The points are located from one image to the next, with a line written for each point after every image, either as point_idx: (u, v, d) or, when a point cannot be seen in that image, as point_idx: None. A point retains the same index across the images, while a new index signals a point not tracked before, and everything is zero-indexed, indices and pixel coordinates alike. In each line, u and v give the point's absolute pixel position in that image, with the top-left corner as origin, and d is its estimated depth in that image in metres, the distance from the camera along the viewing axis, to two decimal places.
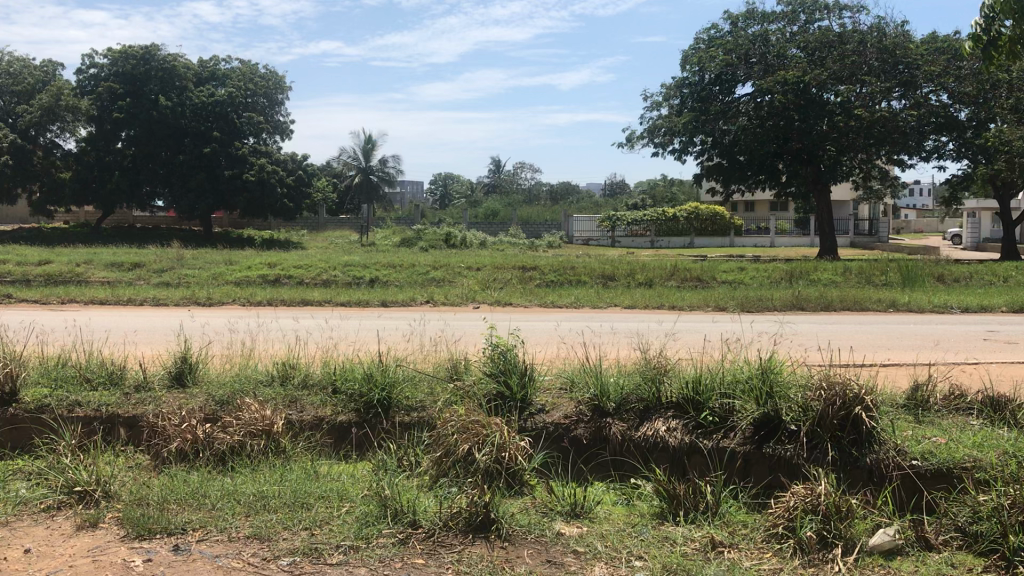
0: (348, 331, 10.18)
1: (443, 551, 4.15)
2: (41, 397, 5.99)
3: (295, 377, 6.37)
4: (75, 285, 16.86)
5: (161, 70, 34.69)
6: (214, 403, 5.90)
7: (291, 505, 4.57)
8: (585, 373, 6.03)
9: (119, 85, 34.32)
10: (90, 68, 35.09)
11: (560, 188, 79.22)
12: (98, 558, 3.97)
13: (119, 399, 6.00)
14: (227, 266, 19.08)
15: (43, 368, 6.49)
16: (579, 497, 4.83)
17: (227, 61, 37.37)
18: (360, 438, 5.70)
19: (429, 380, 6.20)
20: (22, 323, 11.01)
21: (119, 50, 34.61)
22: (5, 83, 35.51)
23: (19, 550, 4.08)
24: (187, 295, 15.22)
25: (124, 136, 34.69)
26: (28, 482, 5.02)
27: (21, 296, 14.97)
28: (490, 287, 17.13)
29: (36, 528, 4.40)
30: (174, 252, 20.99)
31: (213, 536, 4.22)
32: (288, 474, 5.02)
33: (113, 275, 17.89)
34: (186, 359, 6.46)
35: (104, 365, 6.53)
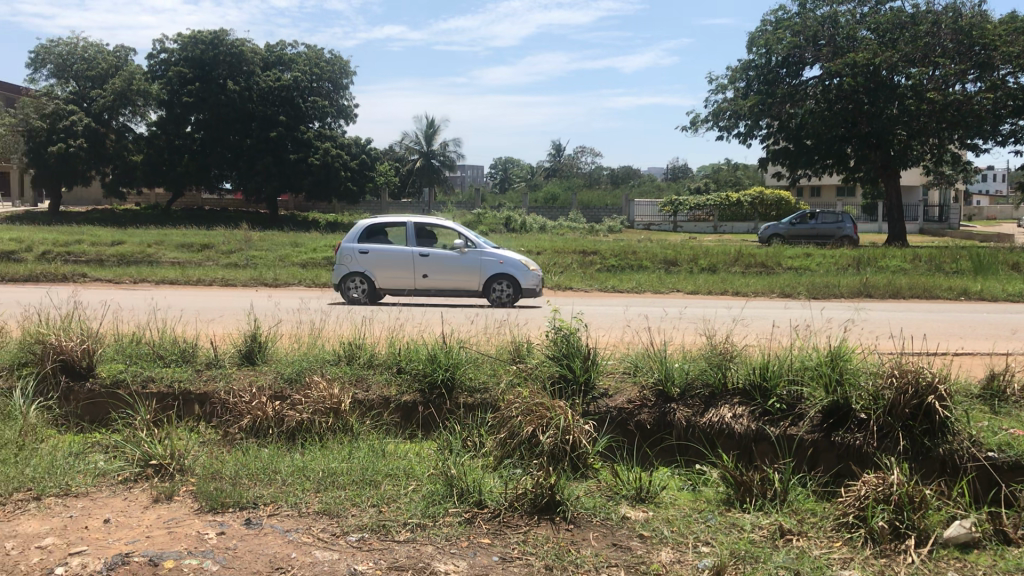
0: (413, 313, 10.27)
1: (509, 532, 4.16)
2: (116, 372, 6.15)
3: (360, 356, 6.46)
4: (147, 265, 17.31)
5: (229, 55, 35.11)
6: (282, 381, 6.00)
7: (359, 483, 4.62)
8: (650, 358, 5.98)
9: (188, 70, 35.06)
10: (161, 53, 35.79)
11: (621, 171, 78.60)
12: (173, 530, 4.06)
13: (190, 376, 6.14)
14: (293, 248, 19.41)
15: (119, 345, 6.68)
16: (644, 482, 4.81)
17: (294, 45, 37.58)
18: (425, 417, 5.79)
19: (492, 362, 6.20)
20: (101, 301, 11.36)
21: (189, 35, 35.18)
22: (80, 68, 36.19)
23: (98, 520, 4.18)
24: (254, 276, 15.48)
25: (193, 120, 35.48)
26: (105, 454, 5.15)
27: (95, 275, 15.37)
28: (551, 271, 17.14)
29: (114, 499, 4.51)
30: (242, 234, 21.41)
31: (284, 511, 4.30)
32: (356, 452, 5.09)
33: (183, 255, 18.32)
34: (255, 338, 6.57)
35: (177, 342, 6.68)
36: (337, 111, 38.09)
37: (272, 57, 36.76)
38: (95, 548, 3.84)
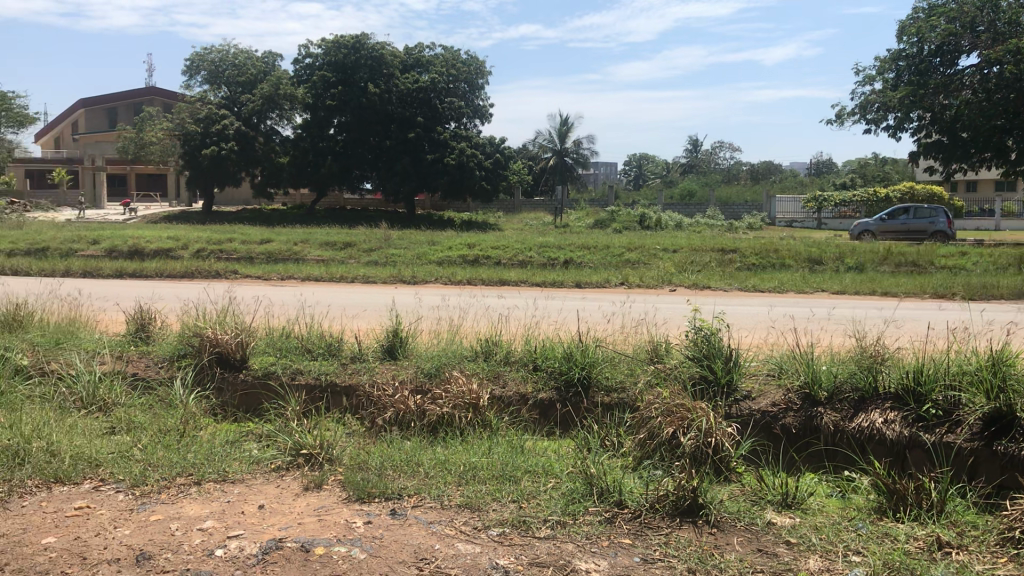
0: (550, 311, 10.29)
1: (650, 533, 4.12)
2: (268, 364, 6.44)
3: (498, 353, 6.52)
4: (293, 263, 18.01)
5: (371, 58, 36.15)
6: (423, 376, 6.14)
7: (499, 478, 4.66)
8: (795, 361, 5.79)
9: (332, 74, 36.46)
10: (306, 59, 37.22)
11: (761, 167, 76.52)
12: (323, 517, 4.20)
13: (337, 368, 6.36)
14: (430, 246, 19.81)
15: (270, 339, 6.98)
16: (789, 487, 4.66)
17: (432, 47, 38.28)
18: (564, 415, 5.82)
19: (630, 361, 6.15)
20: (254, 296, 11.91)
21: (333, 40, 36.47)
22: (232, 74, 37.99)
23: (253, 505, 4.36)
24: (394, 273, 15.87)
25: (336, 123, 36.75)
26: (259, 443, 5.39)
27: (246, 272, 16.10)
28: (688, 270, 16.85)
29: (267, 486, 4.68)
30: (382, 232, 21.99)
31: (428, 503, 4.38)
32: (496, 447, 5.14)
33: (327, 253, 18.97)
34: (397, 334, 6.74)
35: (323, 337, 6.93)
36: (473, 111, 38.50)
37: (411, 60, 37.63)
38: (251, 533, 4.01)
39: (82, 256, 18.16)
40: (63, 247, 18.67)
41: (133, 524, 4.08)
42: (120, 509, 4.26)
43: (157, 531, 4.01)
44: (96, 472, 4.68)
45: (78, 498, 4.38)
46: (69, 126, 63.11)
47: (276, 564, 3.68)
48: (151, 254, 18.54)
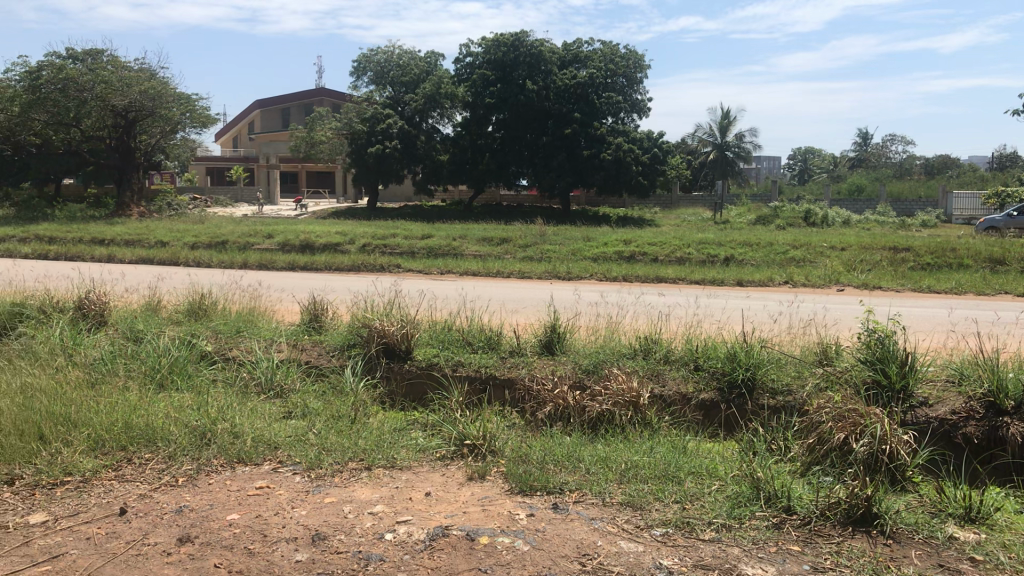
0: (711, 310, 10.09)
1: (820, 541, 3.97)
2: (431, 356, 6.61)
3: (658, 351, 6.44)
4: (452, 257, 18.41)
5: (529, 55, 36.38)
6: (582, 372, 6.15)
7: (662, 478, 4.61)
8: (978, 367, 5.45)
9: (491, 72, 37.02)
10: (467, 57, 37.91)
11: (939, 160, 72.30)
12: (487, 508, 4.26)
13: (497, 362, 6.46)
14: (585, 243, 19.82)
15: (433, 331, 7.16)
16: (973, 500, 4.37)
17: (590, 43, 38.03)
18: (727, 417, 5.71)
19: (796, 363, 5.95)
20: (418, 290, 12.25)
21: (493, 38, 36.98)
22: (396, 75, 38.92)
23: (420, 493, 4.47)
24: (550, 269, 15.99)
25: (495, 120, 37.31)
26: (425, 432, 5.53)
27: (407, 267, 16.58)
28: (856, 269, 16.13)
29: (433, 474, 4.79)
30: (539, 228, 22.16)
31: (590, 499, 4.37)
32: (658, 446, 5.09)
33: (484, 249, 19.28)
34: (556, 329, 6.77)
35: (484, 330, 7.05)
36: (631, 106, 37.82)
37: (569, 56, 37.58)
38: (419, 519, 4.13)
39: (258, 249, 19.19)
40: (240, 241, 19.78)
41: (309, 505, 4.27)
42: (297, 490, 4.46)
43: (331, 513, 4.18)
44: (274, 454, 4.93)
45: (258, 477, 4.61)
46: (246, 125, 66.80)
47: (443, 549, 3.78)
48: (320, 248, 19.38)
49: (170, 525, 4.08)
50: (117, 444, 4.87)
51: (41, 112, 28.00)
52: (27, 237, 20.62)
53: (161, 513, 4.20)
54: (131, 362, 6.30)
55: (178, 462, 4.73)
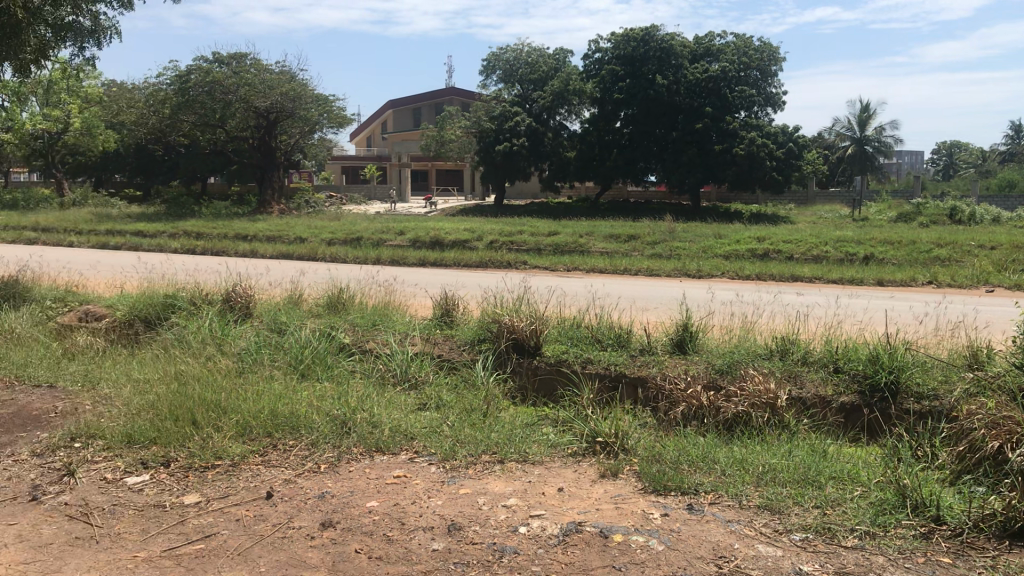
0: (853, 311, 9.73)
1: (973, 554, 3.77)
2: (560, 352, 6.62)
3: (795, 352, 6.26)
4: (579, 254, 18.39)
5: (659, 50, 35.86)
6: (714, 372, 6.04)
7: (801, 482, 4.48)
8: None
9: (620, 67, 36.76)
10: (596, 53, 37.81)
11: None
12: (621, 506, 4.24)
13: (627, 360, 6.41)
14: (716, 240, 19.44)
15: (562, 327, 7.18)
16: None
17: (723, 35, 37.22)
18: (869, 421, 5.51)
19: (943, 368, 5.69)
20: (548, 286, 12.30)
21: (622, 34, 36.71)
22: (525, 72, 39.30)
23: (554, 488, 4.49)
24: (679, 266, 15.75)
25: (624, 116, 37.06)
26: (556, 427, 5.55)
27: (534, 263, 16.66)
28: (1009, 269, 15.22)
29: (565, 469, 4.80)
30: (668, 224, 21.89)
31: (725, 501, 4.29)
32: (795, 450, 4.94)
33: (611, 246, 19.18)
34: (688, 327, 6.67)
35: (614, 328, 7.02)
36: (765, 100, 36.63)
37: (701, 49, 36.82)
38: (552, 513, 4.14)
39: (390, 245, 19.68)
40: (373, 237, 20.33)
41: (445, 496, 4.35)
42: (433, 480, 4.54)
43: (466, 504, 4.24)
44: (410, 444, 5.04)
45: (396, 466, 4.73)
46: (380, 125, 68.65)
47: (576, 546, 3.78)
48: (449, 245, 19.71)
49: (313, 510, 4.24)
50: (263, 431, 5.09)
51: (190, 114, 29.57)
52: (177, 233, 21.79)
53: (305, 497, 4.36)
54: (275, 352, 6.57)
55: (320, 450, 4.91)
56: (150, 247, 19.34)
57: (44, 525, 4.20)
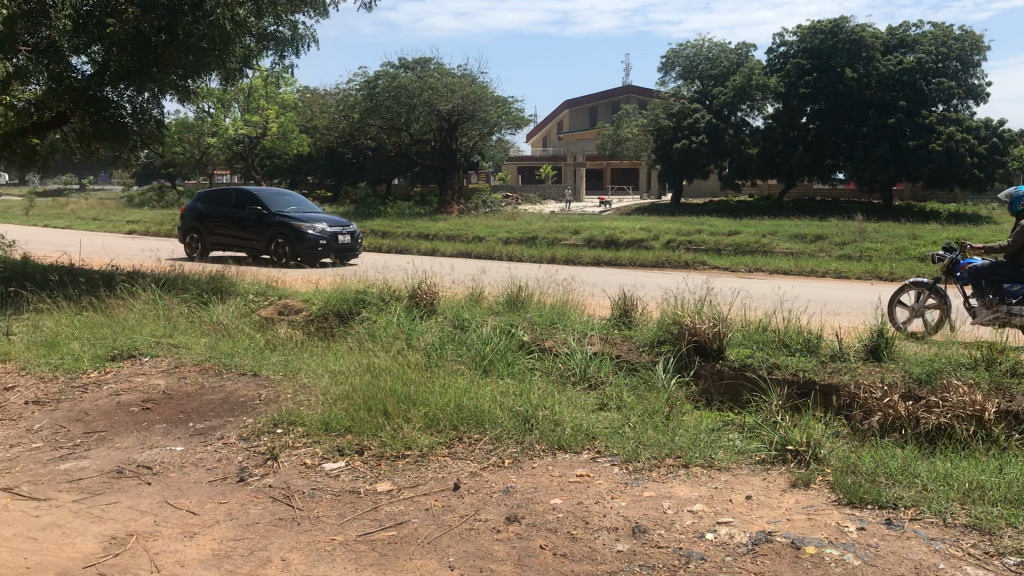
0: None
1: None
2: (744, 356, 6.43)
3: (1004, 364, 5.82)
4: (761, 255, 17.85)
5: (850, 42, 34.23)
6: (913, 381, 5.70)
7: (1015, 502, 4.14)
8: None
9: (807, 61, 35.29)
10: (780, 47, 36.61)
11: None
12: (813, 517, 4.07)
13: (816, 366, 6.15)
14: (911, 241, 18.36)
15: (746, 331, 6.97)
16: None
17: (920, 24, 35.16)
18: None
19: None
20: (734, 288, 12.02)
21: (809, 26, 35.38)
22: (706, 68, 39.65)
23: (741, 495, 4.36)
24: (870, 269, 14.99)
25: (809, 110, 35.63)
26: (741, 434, 5.40)
27: (714, 263, 16.30)
28: None
29: (753, 477, 4.66)
30: (858, 223, 20.89)
31: (928, 518, 4.04)
32: (1007, 468, 4.58)
33: (795, 246, 18.50)
34: (883, 333, 6.33)
35: (802, 332, 6.75)
36: (966, 92, 34.35)
37: (895, 40, 34.92)
38: (741, 521, 4.03)
39: (566, 245, 19.79)
40: (550, 237, 20.50)
41: (629, 497, 4.32)
42: (616, 482, 4.52)
43: (651, 507, 4.19)
44: (592, 444, 5.03)
45: (579, 465, 4.74)
46: (556, 126, 69.32)
47: (767, 556, 3.66)
48: (626, 244, 19.59)
49: (498, 503, 4.31)
50: (450, 424, 5.22)
51: (377, 118, 30.93)
52: (364, 232, 22.75)
53: (491, 491, 4.45)
54: (459, 348, 6.72)
55: (504, 445, 4.99)
56: None
57: (250, 505, 4.48)
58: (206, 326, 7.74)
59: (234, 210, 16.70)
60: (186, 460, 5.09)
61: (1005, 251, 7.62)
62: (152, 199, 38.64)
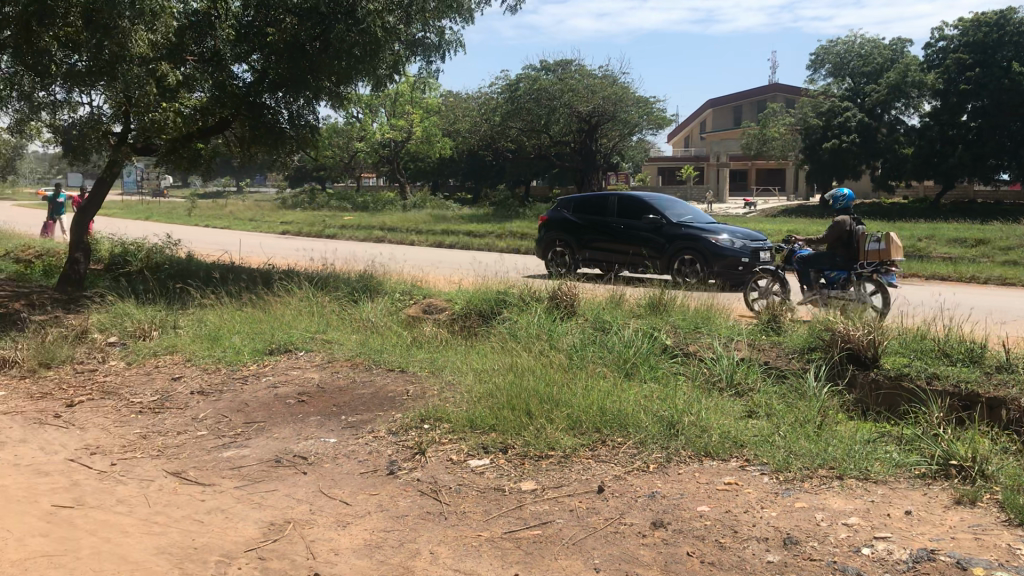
0: None
1: None
2: (901, 365, 6.14)
3: None
4: (918, 260, 17.01)
5: (1017, 34, 32.08)
6: None
7: None
8: None
9: (968, 56, 33.14)
10: (939, 42, 34.72)
11: None
12: (980, 537, 3.85)
13: (979, 377, 5.81)
14: None
15: (904, 339, 6.66)
16: None
17: None
18: None
19: None
20: (889, 295, 11.52)
21: (971, 19, 33.37)
22: (857, 66, 38.66)
23: (900, 510, 4.17)
24: None
25: (970, 108, 33.29)
26: (900, 447, 5.16)
27: None
28: None
29: (913, 492, 4.44)
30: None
31: None
32: None
33: (956, 251, 17.52)
34: None
35: (965, 342, 6.39)
36: None
37: None
38: (900, 537, 3.84)
39: None
40: None
41: (779, 507, 4.19)
42: (766, 491, 4.40)
43: (803, 518, 4.06)
44: (740, 452, 4.92)
45: (726, 473, 4.64)
46: (699, 126, 68.28)
47: None
48: None
49: (644, 508, 4.27)
50: (593, 426, 5.20)
51: (518, 121, 31.35)
52: (505, 234, 23.00)
53: (636, 495, 4.41)
54: (601, 351, 6.70)
55: (649, 449, 4.94)
56: (480, 246, 20.61)
57: (399, 498, 4.60)
58: (356, 323, 8.01)
59: (617, 219, 14.05)
60: (339, 451, 5.27)
61: (824, 242, 9.22)
62: (303, 201, 40.36)
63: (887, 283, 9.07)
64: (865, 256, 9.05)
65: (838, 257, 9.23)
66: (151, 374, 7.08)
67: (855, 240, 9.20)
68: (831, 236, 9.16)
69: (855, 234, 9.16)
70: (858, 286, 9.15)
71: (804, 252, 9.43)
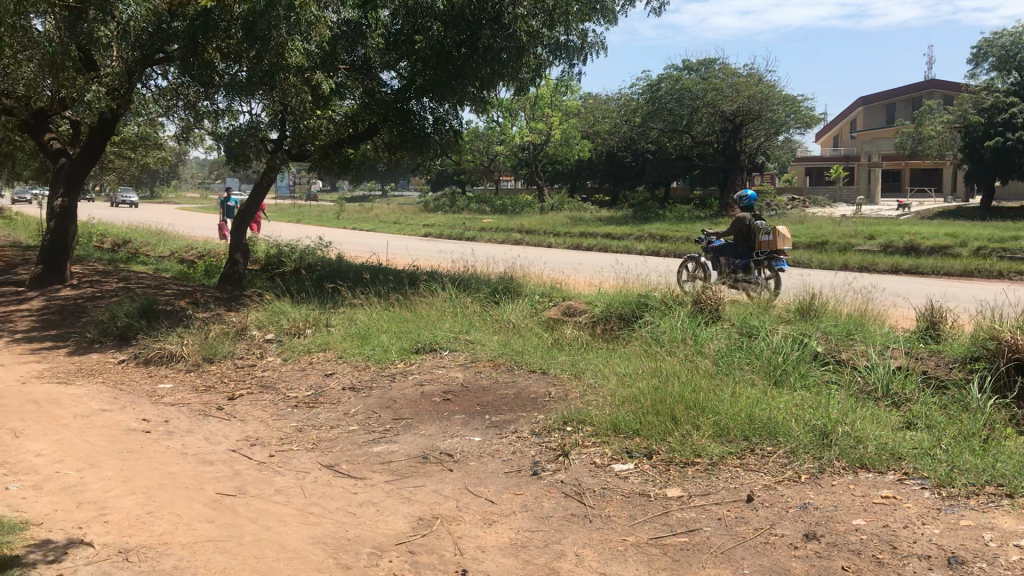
0: None
1: None
2: None
3: None
4: None
5: None
6: None
7: None
8: None
9: None
10: None
11: None
12: None
13: None
14: None
15: None
16: None
17: None
18: None
19: None
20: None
21: None
22: None
23: None
24: None
25: None
26: None
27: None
28: None
29: None
30: None
31: None
32: None
33: None
34: None
35: None
36: None
37: None
38: None
39: (858, 250, 18.69)
40: (840, 242, 19.45)
41: (943, 525, 3.99)
42: (928, 507, 4.19)
43: (969, 537, 3.84)
44: (899, 465, 4.70)
45: (884, 486, 4.44)
46: (849, 125, 65.85)
47: None
48: (926, 251, 18.12)
49: (795, 519, 4.14)
50: (741, 434, 5.09)
51: (658, 121, 31.11)
52: (644, 235, 22.84)
53: (787, 506, 4.29)
54: (747, 357, 6.55)
55: (801, 459, 4.79)
56: (619, 248, 20.53)
57: (544, 499, 4.63)
58: (499, 324, 8.12)
59: None
60: (484, 450, 5.36)
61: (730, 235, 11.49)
62: (444, 203, 41.29)
63: (778, 268, 11.44)
64: (760, 247, 11.42)
65: (743, 248, 11.60)
66: (305, 370, 7.38)
67: (753, 233, 11.60)
68: (737, 231, 11.54)
69: (753, 228, 11.57)
70: (756, 271, 11.48)
71: (716, 243, 11.80)
